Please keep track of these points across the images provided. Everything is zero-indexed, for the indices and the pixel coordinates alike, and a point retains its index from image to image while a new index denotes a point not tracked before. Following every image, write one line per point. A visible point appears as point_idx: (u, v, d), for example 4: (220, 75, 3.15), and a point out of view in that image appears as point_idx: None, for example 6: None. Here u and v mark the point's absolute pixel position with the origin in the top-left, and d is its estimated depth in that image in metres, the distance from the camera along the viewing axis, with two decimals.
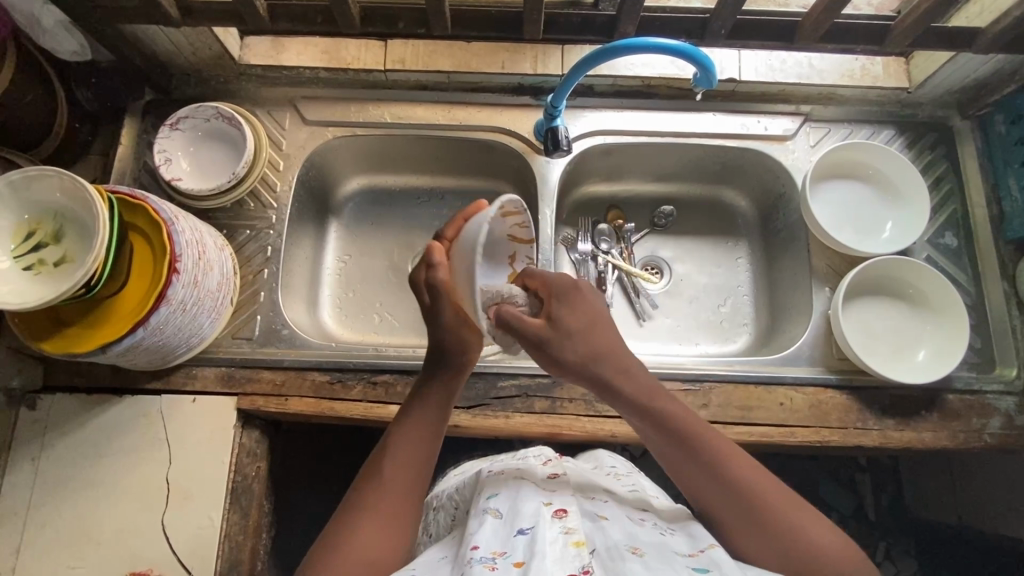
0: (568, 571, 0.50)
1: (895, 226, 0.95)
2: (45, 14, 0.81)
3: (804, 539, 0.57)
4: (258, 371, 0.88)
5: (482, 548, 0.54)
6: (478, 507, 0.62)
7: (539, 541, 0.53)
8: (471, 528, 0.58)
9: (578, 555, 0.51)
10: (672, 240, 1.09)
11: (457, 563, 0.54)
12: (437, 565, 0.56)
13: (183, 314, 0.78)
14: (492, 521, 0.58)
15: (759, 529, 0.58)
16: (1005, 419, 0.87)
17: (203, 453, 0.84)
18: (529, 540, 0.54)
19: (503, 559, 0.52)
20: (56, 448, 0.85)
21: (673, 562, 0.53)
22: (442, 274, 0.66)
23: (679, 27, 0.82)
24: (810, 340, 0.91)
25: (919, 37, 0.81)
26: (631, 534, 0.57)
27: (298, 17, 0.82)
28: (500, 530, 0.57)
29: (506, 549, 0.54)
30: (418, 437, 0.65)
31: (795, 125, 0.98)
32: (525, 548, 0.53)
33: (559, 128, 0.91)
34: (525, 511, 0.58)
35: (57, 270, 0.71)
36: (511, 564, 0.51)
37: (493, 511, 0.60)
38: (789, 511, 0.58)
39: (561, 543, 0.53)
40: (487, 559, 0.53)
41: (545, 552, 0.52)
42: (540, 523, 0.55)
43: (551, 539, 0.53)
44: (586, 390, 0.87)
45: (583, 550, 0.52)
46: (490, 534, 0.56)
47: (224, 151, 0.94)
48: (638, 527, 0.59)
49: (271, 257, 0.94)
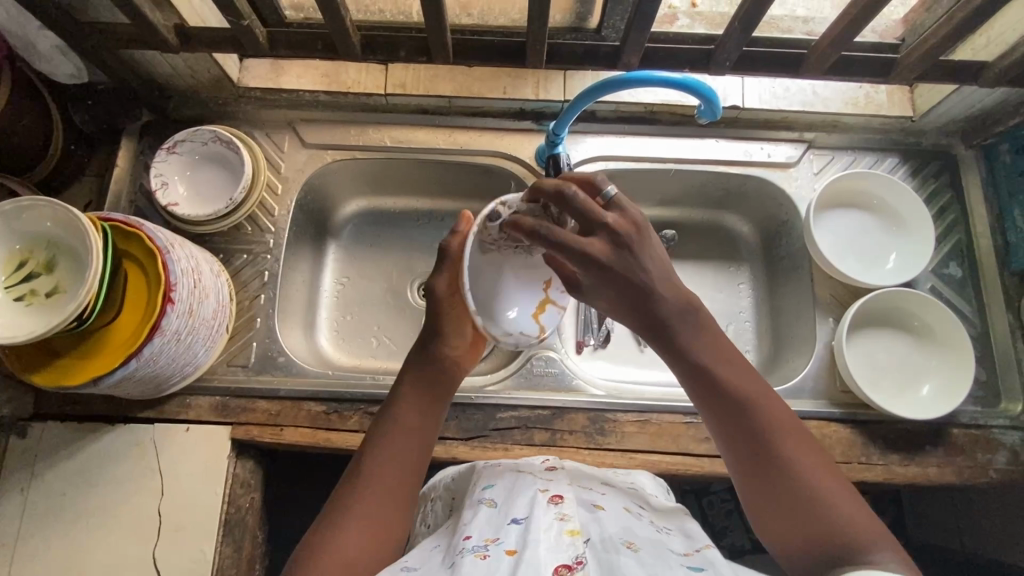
0: (560, 561, 0.49)
1: (899, 257, 0.94)
2: (40, 38, 0.80)
3: (838, 516, 0.55)
4: (253, 401, 0.86)
5: (475, 537, 0.54)
6: (475, 497, 0.62)
7: (532, 530, 0.53)
8: (467, 519, 0.58)
9: (571, 545, 0.51)
10: (673, 264, 1.07)
11: (449, 553, 0.54)
12: (429, 554, 0.56)
13: (177, 345, 0.77)
14: (488, 510, 0.58)
15: (796, 504, 0.56)
16: (1011, 455, 0.85)
17: (197, 484, 0.83)
18: (523, 528, 0.53)
19: (496, 546, 0.52)
20: (46, 477, 0.83)
21: (667, 558, 0.53)
22: (455, 242, 0.73)
23: (684, 58, 0.81)
24: (814, 372, 0.90)
25: (926, 71, 0.80)
26: (627, 527, 0.56)
27: (297, 44, 0.80)
28: (495, 518, 0.56)
29: (499, 537, 0.53)
30: (408, 425, 0.66)
31: (798, 152, 0.98)
32: (518, 536, 0.52)
33: (562, 155, 0.90)
34: (521, 502, 0.58)
35: (49, 301, 0.70)
36: (503, 552, 0.51)
37: (489, 502, 0.60)
38: (827, 489, 0.56)
39: (555, 531, 0.52)
40: (478, 548, 0.52)
41: (538, 541, 0.51)
42: (535, 513, 0.55)
43: (544, 527, 0.53)
44: (586, 423, 0.85)
45: (577, 539, 0.52)
46: (484, 523, 0.56)
47: (221, 174, 0.93)
48: (634, 520, 0.59)
49: (268, 282, 0.93)
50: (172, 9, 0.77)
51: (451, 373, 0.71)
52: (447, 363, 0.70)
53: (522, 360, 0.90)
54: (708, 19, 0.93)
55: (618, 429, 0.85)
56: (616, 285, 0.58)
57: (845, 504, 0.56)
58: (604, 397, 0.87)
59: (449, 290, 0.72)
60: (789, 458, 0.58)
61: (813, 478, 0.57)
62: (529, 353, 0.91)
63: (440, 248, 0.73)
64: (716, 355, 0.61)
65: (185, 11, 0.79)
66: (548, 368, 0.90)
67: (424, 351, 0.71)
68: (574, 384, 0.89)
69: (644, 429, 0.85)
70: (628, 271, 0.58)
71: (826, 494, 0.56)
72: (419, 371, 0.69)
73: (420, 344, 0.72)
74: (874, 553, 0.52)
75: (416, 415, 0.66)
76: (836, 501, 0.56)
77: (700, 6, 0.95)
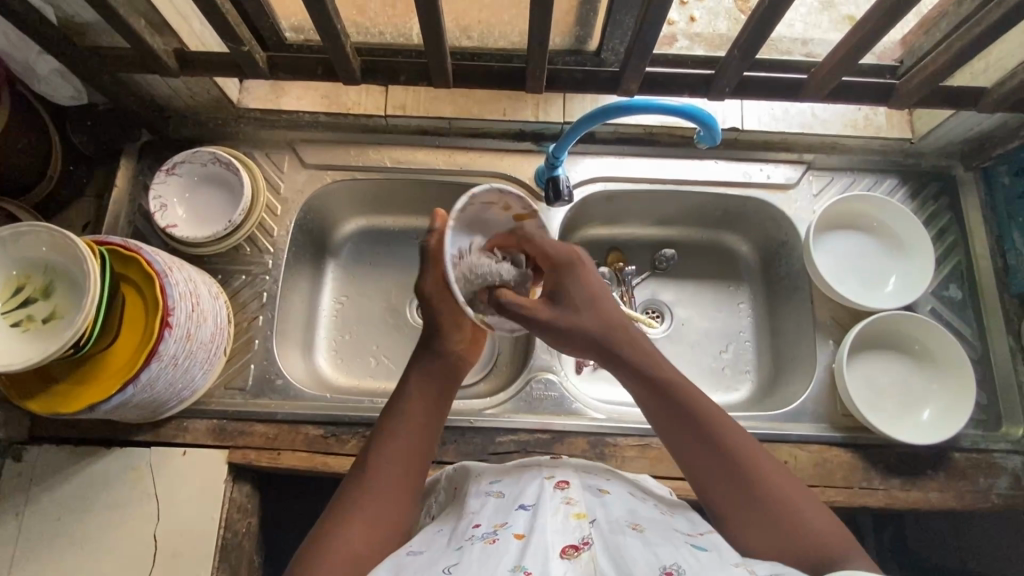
0: (568, 541, 0.50)
1: (899, 281, 0.94)
2: (40, 62, 0.80)
3: (800, 524, 0.56)
4: (250, 424, 0.86)
5: (483, 524, 0.54)
6: (479, 488, 0.62)
7: (540, 515, 0.53)
8: (474, 507, 0.58)
9: (578, 526, 0.53)
10: (673, 283, 1.07)
11: (456, 537, 0.54)
12: (433, 537, 0.56)
13: (174, 369, 0.76)
14: (494, 500, 0.58)
15: (758, 513, 0.57)
16: (1012, 479, 0.85)
17: (194, 508, 0.82)
18: (530, 514, 0.54)
19: (504, 530, 0.52)
20: (41, 501, 0.82)
21: (672, 537, 0.53)
22: (435, 239, 0.73)
23: (684, 83, 0.82)
24: (814, 395, 0.90)
25: (925, 97, 0.81)
26: (632, 510, 0.57)
27: (297, 68, 0.80)
28: (501, 506, 0.57)
29: (507, 521, 0.54)
30: (411, 423, 0.66)
31: (798, 174, 0.98)
32: (526, 522, 0.53)
33: (561, 178, 0.90)
34: (528, 492, 0.58)
35: (46, 327, 0.69)
36: (511, 535, 0.52)
37: (496, 493, 0.60)
38: (790, 497, 0.58)
39: (562, 515, 0.53)
40: (487, 533, 0.53)
41: (546, 525, 0.52)
42: (542, 499, 0.56)
43: (552, 511, 0.54)
44: (586, 447, 0.85)
45: (584, 522, 0.53)
46: (491, 512, 0.56)
47: (220, 195, 0.93)
48: (638, 504, 0.60)
49: (266, 303, 0.92)
50: (173, 33, 0.78)
51: (450, 372, 0.72)
52: (451, 359, 0.72)
53: (522, 383, 0.90)
54: (706, 41, 0.93)
55: (618, 453, 0.85)
56: (570, 291, 0.68)
57: (806, 511, 0.57)
58: (605, 421, 0.87)
59: (437, 287, 0.72)
60: (747, 467, 0.60)
61: (774, 486, 0.59)
62: (528, 375, 0.90)
63: (423, 249, 0.74)
64: (666, 372, 0.65)
65: (186, 35, 0.80)
66: (547, 392, 0.89)
67: (429, 348, 0.72)
68: (574, 407, 0.88)
69: (644, 454, 0.85)
70: (582, 278, 0.69)
71: (785, 496, 0.58)
72: (425, 366, 0.71)
73: (422, 342, 0.73)
74: (848, 565, 0.53)
75: (422, 410, 0.68)
76: (795, 503, 0.58)
77: (698, 28, 0.94)
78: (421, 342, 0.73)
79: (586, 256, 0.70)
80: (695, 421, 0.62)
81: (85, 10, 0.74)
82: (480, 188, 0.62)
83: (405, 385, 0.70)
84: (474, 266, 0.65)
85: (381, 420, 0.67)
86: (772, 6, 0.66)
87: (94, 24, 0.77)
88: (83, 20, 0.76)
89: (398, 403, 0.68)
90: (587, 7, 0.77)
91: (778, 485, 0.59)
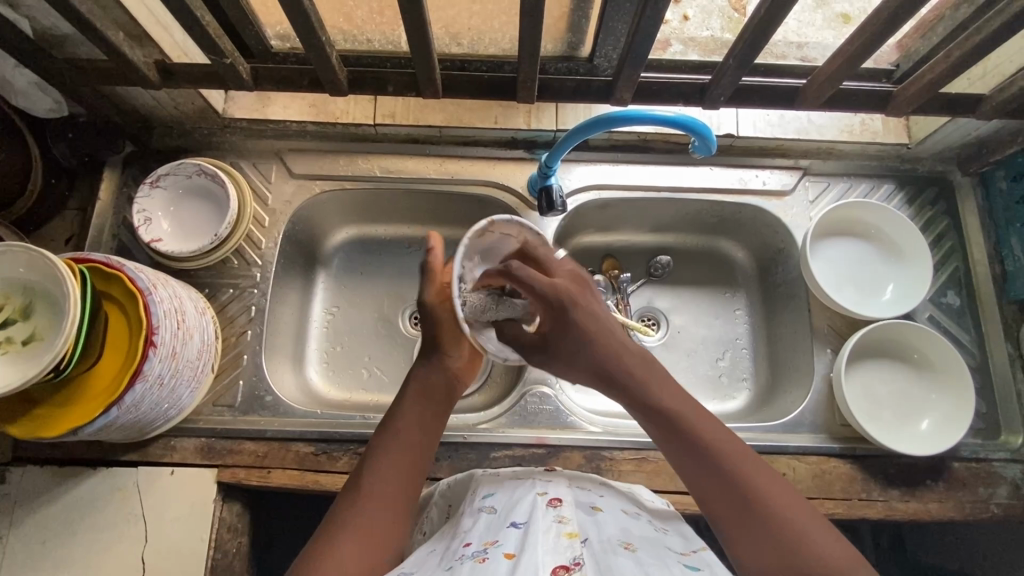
0: (558, 562, 0.48)
1: (896, 289, 0.93)
2: (17, 76, 0.78)
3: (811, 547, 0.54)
4: (239, 443, 0.84)
5: (475, 544, 0.53)
6: (473, 506, 0.61)
7: (532, 534, 0.52)
8: (466, 527, 0.57)
9: (570, 546, 0.50)
10: (668, 290, 1.05)
11: (447, 557, 0.52)
12: (425, 559, 0.54)
13: (160, 389, 0.74)
14: (488, 518, 0.57)
15: (766, 534, 0.55)
16: (1012, 488, 0.84)
17: (181, 528, 0.80)
18: (522, 532, 0.52)
19: (495, 549, 0.51)
20: (23, 525, 0.80)
21: (666, 558, 0.52)
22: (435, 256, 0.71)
23: (676, 92, 0.81)
24: (811, 406, 0.89)
25: (921, 105, 0.80)
26: (624, 528, 0.56)
27: (282, 79, 0.79)
28: (493, 523, 0.56)
29: (498, 540, 0.52)
30: (404, 438, 0.65)
31: (793, 180, 0.96)
32: (517, 540, 0.51)
33: (553, 188, 0.87)
34: (521, 507, 0.57)
35: (26, 349, 0.67)
36: (502, 555, 0.49)
37: (489, 509, 0.59)
38: (800, 522, 0.56)
39: (553, 534, 0.51)
40: (478, 552, 0.51)
41: (537, 544, 0.50)
42: (534, 517, 0.54)
43: (544, 530, 0.52)
44: (582, 461, 0.84)
45: (575, 541, 0.51)
46: (483, 530, 0.55)
47: (207, 208, 0.91)
48: (632, 521, 0.59)
49: (255, 317, 0.91)
50: (154, 45, 0.76)
51: (445, 389, 0.70)
52: (448, 379, 0.71)
53: (516, 397, 0.89)
54: (701, 45, 0.90)
55: (615, 467, 0.84)
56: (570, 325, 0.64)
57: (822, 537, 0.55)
58: (601, 434, 0.85)
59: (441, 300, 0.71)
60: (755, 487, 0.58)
61: (784, 510, 0.56)
62: (523, 389, 0.89)
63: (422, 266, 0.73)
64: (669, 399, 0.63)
65: (167, 44, 0.78)
66: (543, 404, 0.88)
67: (425, 361, 0.71)
68: (569, 421, 0.87)
69: (642, 467, 0.84)
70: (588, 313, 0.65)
71: (794, 519, 0.56)
72: (420, 383, 0.69)
73: (420, 358, 0.71)
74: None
75: (417, 429, 0.66)
76: (785, 506, 0.57)
77: (691, 29, 0.92)
78: (422, 355, 0.72)
79: (582, 279, 0.69)
80: (680, 425, 0.61)
81: (61, 21, 0.71)
82: (502, 218, 0.67)
83: (401, 404, 0.68)
84: (480, 311, 0.68)
85: (375, 434, 0.66)
86: (769, 13, 0.64)
87: (72, 36, 0.75)
88: (61, 32, 0.73)
89: (393, 421, 0.67)
90: (579, 12, 0.75)
91: (783, 500, 0.57)
